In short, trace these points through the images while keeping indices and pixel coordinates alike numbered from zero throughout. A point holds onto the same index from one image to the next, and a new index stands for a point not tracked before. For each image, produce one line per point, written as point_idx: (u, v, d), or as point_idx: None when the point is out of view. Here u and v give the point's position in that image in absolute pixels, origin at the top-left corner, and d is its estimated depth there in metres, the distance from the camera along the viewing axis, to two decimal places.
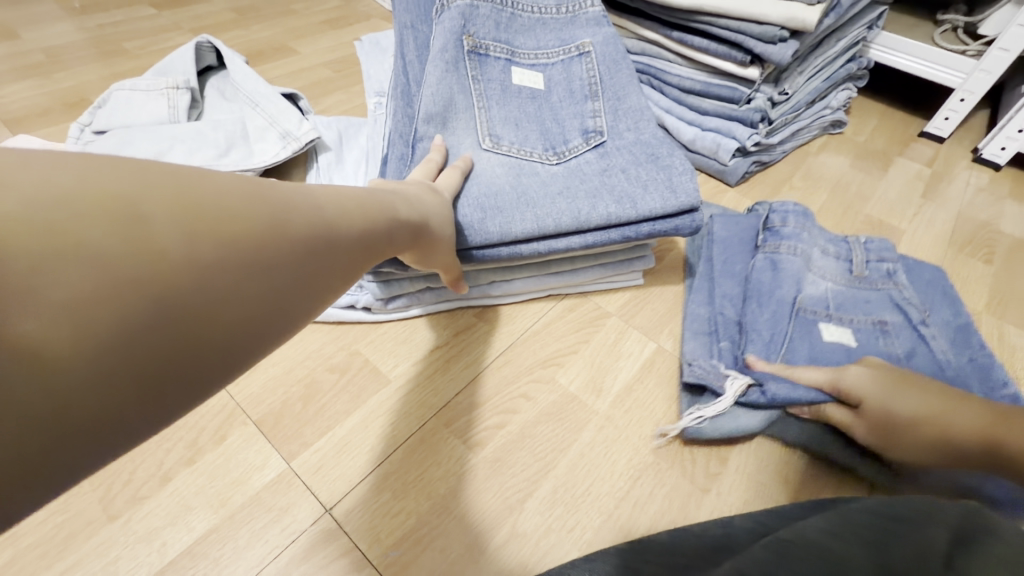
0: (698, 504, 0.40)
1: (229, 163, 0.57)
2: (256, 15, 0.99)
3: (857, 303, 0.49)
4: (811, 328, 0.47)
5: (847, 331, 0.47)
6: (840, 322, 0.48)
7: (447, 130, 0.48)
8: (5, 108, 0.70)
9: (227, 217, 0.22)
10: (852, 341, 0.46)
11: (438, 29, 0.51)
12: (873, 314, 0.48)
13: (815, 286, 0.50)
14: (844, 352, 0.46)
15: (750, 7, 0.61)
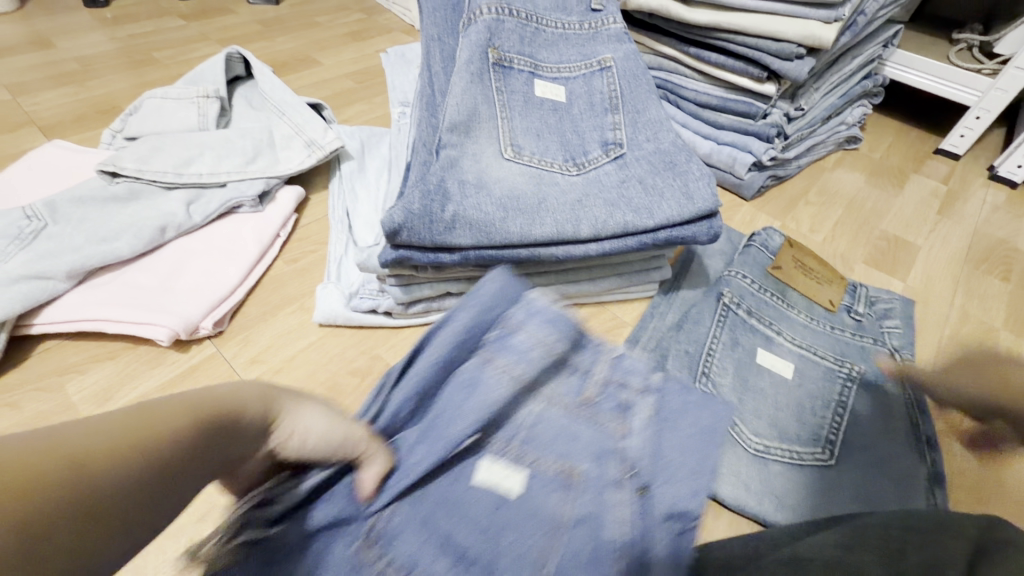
0: (716, 514, 0.41)
1: (256, 170, 0.59)
2: (281, 27, 1.02)
3: (558, 438, 0.41)
4: (465, 468, 0.38)
5: (523, 476, 0.38)
6: (518, 461, 0.39)
7: (469, 138, 0.48)
8: (39, 114, 0.72)
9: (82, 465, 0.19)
10: (514, 495, 0.38)
11: (465, 42, 0.53)
12: (568, 459, 0.40)
13: (519, 412, 0.41)
14: (496, 505, 0.37)
15: (768, 24, 0.61)
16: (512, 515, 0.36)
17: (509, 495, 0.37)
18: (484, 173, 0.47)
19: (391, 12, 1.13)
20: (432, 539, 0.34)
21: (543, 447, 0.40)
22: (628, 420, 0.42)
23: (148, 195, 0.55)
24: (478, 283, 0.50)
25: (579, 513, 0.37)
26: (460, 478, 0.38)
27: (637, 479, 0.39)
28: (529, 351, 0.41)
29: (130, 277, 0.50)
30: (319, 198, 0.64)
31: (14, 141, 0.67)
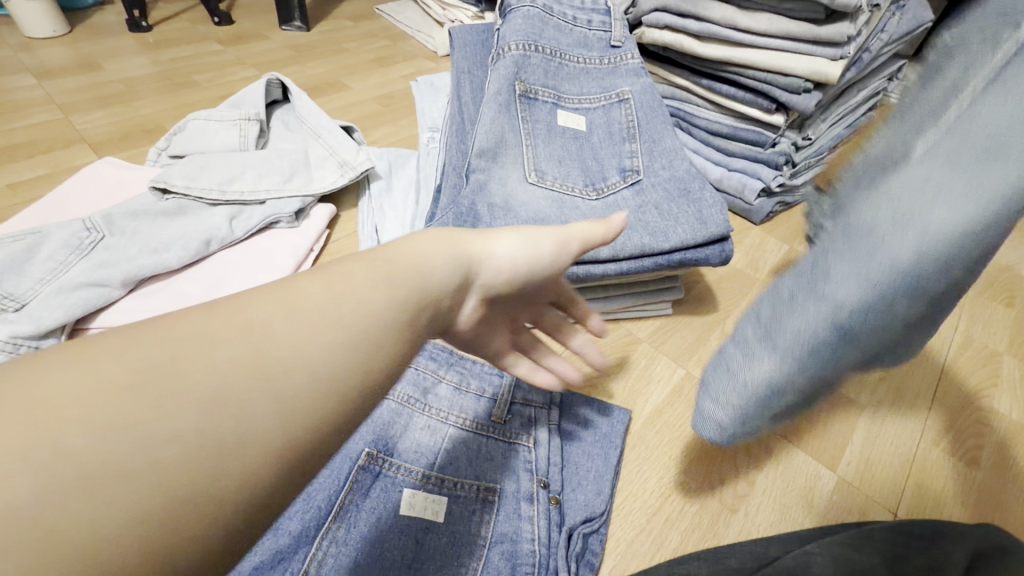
0: (726, 523, 0.43)
1: (293, 188, 0.63)
2: (312, 53, 1.08)
3: (473, 461, 0.42)
4: (389, 496, 0.39)
5: (444, 500, 0.39)
6: (439, 488, 0.40)
7: (496, 163, 0.52)
8: (88, 132, 0.77)
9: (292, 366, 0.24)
10: (441, 518, 0.39)
11: (494, 75, 0.57)
12: (485, 479, 0.41)
13: (415, 434, 0.42)
14: (424, 530, 0.38)
15: (776, 60, 0.65)
16: (439, 538, 0.38)
17: (437, 518, 0.39)
18: (511, 198, 0.50)
19: (415, 40, 1.18)
20: (414, 536, 0.37)
21: (475, 462, 0.42)
22: (535, 433, 0.44)
23: (194, 210, 0.59)
24: None
25: (496, 532, 0.39)
26: (388, 504, 0.38)
27: (548, 489, 0.41)
28: (412, 378, 0.45)
29: (177, 287, 0.53)
30: (348, 214, 0.68)
31: (65, 157, 0.72)
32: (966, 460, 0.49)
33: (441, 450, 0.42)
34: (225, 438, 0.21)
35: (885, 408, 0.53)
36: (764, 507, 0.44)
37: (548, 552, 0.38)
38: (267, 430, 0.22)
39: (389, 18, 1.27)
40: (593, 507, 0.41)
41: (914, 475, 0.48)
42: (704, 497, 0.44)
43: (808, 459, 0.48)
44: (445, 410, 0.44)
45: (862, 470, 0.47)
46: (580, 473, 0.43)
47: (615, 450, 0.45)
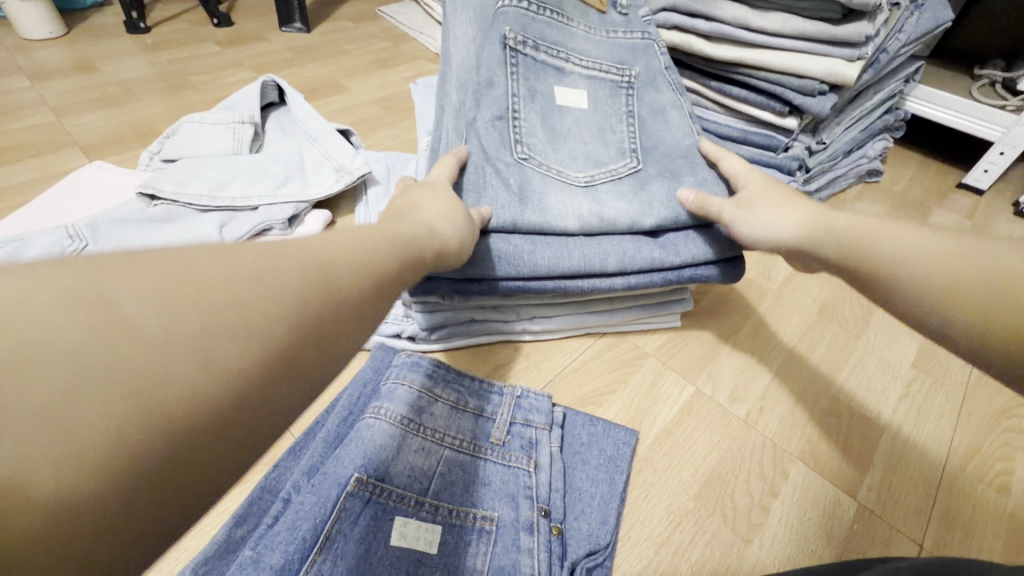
0: (740, 555, 0.40)
1: (286, 195, 0.61)
2: (311, 54, 1.06)
3: (469, 486, 0.40)
4: (379, 526, 0.36)
5: (438, 529, 0.37)
6: (432, 516, 0.37)
7: (494, 131, 0.47)
8: (80, 135, 0.75)
9: (270, 311, 0.22)
10: (435, 549, 0.36)
11: (493, 34, 0.52)
12: (482, 507, 0.39)
13: (409, 456, 0.40)
14: (417, 563, 0.36)
15: (788, 62, 0.62)
16: (431, 572, 0.35)
17: (430, 549, 0.36)
18: (503, 181, 0.45)
19: (416, 41, 1.17)
20: (405, 570, 0.35)
21: (472, 488, 0.40)
22: (536, 455, 0.42)
23: (184, 216, 0.56)
24: (502, 312, 0.51)
25: (493, 565, 0.36)
26: (378, 535, 0.36)
27: (550, 518, 0.39)
28: (405, 396, 0.42)
29: None
30: (344, 221, 0.65)
31: (56, 160, 0.70)
32: (996, 486, 0.46)
33: (436, 474, 0.40)
34: (160, 390, 0.18)
35: (907, 428, 0.50)
36: (781, 535, 0.41)
37: None
38: (195, 396, 0.19)
39: (390, 19, 1.25)
40: (596, 536, 0.39)
41: (940, 503, 0.45)
42: (718, 526, 0.41)
43: (827, 484, 0.45)
44: (441, 431, 0.42)
45: (884, 498, 0.44)
46: (583, 500, 0.41)
47: (621, 478, 0.42)
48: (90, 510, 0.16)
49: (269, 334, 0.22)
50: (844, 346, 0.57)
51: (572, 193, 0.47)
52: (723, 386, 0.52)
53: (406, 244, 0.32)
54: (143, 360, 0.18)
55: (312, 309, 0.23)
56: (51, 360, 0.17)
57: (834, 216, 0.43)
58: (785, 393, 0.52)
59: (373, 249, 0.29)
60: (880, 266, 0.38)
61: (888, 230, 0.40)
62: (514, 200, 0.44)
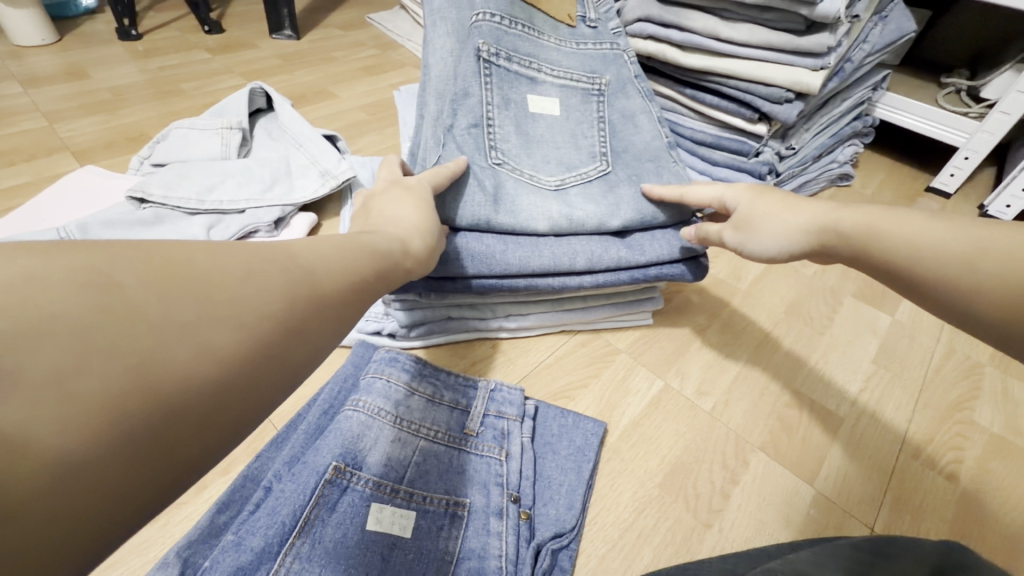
0: (701, 538, 0.42)
1: (273, 198, 0.63)
2: (300, 61, 1.08)
3: (443, 475, 0.42)
4: (356, 512, 0.38)
5: (412, 515, 0.39)
6: (407, 503, 0.39)
7: (467, 136, 0.49)
8: (72, 140, 0.77)
9: (255, 305, 0.24)
10: (409, 533, 0.38)
11: (467, 47, 0.54)
12: (455, 494, 0.41)
13: (384, 446, 0.41)
14: (391, 547, 0.37)
15: (756, 71, 0.65)
16: (405, 554, 0.37)
17: (404, 533, 0.38)
18: (479, 186, 0.47)
19: (404, 48, 1.19)
20: (380, 553, 0.37)
21: (446, 476, 0.42)
22: (507, 445, 0.44)
23: (172, 219, 0.58)
24: (479, 309, 0.53)
25: (465, 548, 0.38)
26: (355, 520, 0.38)
27: (519, 504, 0.41)
28: (382, 389, 0.44)
29: None
30: (330, 224, 0.68)
31: (48, 165, 0.72)
32: (946, 474, 0.49)
33: (411, 463, 0.42)
34: (151, 367, 0.20)
35: (864, 419, 0.52)
36: (741, 519, 0.43)
37: (515, 569, 0.37)
38: (183, 376, 0.20)
39: (379, 27, 1.28)
40: (563, 520, 0.41)
41: (893, 489, 0.47)
42: (680, 511, 0.43)
43: (786, 472, 0.47)
44: (417, 423, 0.44)
45: (840, 485, 0.47)
46: (551, 487, 0.43)
47: (589, 466, 0.44)
48: (81, 474, 0.18)
49: (254, 328, 0.23)
50: (808, 342, 0.60)
51: (542, 196, 0.49)
52: (691, 380, 0.54)
53: (382, 249, 0.33)
54: (139, 339, 0.20)
55: (297, 307, 0.25)
56: (57, 331, 0.18)
57: (846, 211, 0.39)
58: (750, 387, 0.54)
59: (350, 254, 0.31)
60: (913, 271, 0.33)
61: (902, 221, 0.35)
62: (488, 202, 0.47)
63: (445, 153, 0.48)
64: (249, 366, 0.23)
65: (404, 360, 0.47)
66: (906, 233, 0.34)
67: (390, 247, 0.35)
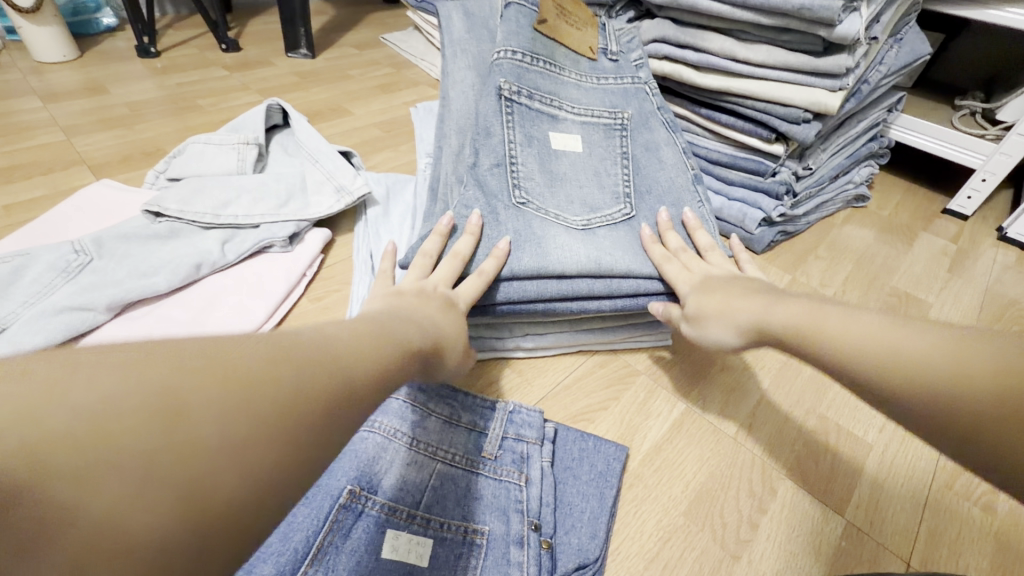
0: (729, 570, 0.40)
1: (288, 214, 0.63)
2: (315, 79, 1.09)
3: (460, 501, 0.40)
4: (370, 539, 0.37)
5: (429, 542, 0.37)
6: (424, 529, 0.38)
7: (485, 182, 0.48)
8: (89, 154, 0.78)
9: (242, 396, 0.22)
10: (425, 562, 0.36)
11: (489, 85, 0.54)
12: (473, 521, 0.39)
13: (400, 468, 0.40)
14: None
15: (773, 92, 0.65)
16: None
17: (420, 562, 0.36)
18: (504, 231, 0.46)
19: (418, 68, 1.21)
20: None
21: (463, 502, 0.40)
22: (527, 470, 0.43)
23: (187, 233, 0.58)
24: (498, 329, 0.52)
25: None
26: (370, 548, 0.36)
27: (540, 532, 0.39)
28: (397, 408, 0.43)
29: (165, 310, 0.52)
30: (344, 240, 0.67)
31: (64, 178, 0.72)
32: (982, 505, 0.47)
33: (428, 487, 0.40)
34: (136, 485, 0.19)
35: (894, 447, 0.51)
36: (768, 552, 0.41)
37: None
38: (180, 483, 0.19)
39: (394, 46, 1.30)
40: (585, 556, 0.39)
41: (927, 520, 0.45)
42: (708, 541, 0.41)
43: (816, 502, 0.45)
44: (434, 446, 0.42)
45: (871, 515, 0.45)
46: (570, 519, 0.41)
47: (612, 493, 0.43)
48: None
49: (248, 422, 0.21)
50: None
51: (570, 234, 0.48)
52: (714, 404, 0.52)
53: (418, 343, 0.33)
54: (121, 450, 0.19)
55: (293, 400, 0.23)
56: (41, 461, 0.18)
57: (779, 307, 0.39)
58: (775, 412, 0.52)
59: (373, 351, 0.29)
60: (856, 371, 0.33)
61: (834, 324, 0.36)
62: (515, 242, 0.46)
63: (468, 194, 0.47)
64: (253, 467, 0.21)
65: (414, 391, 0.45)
66: (842, 323, 0.35)
67: (420, 350, 0.33)
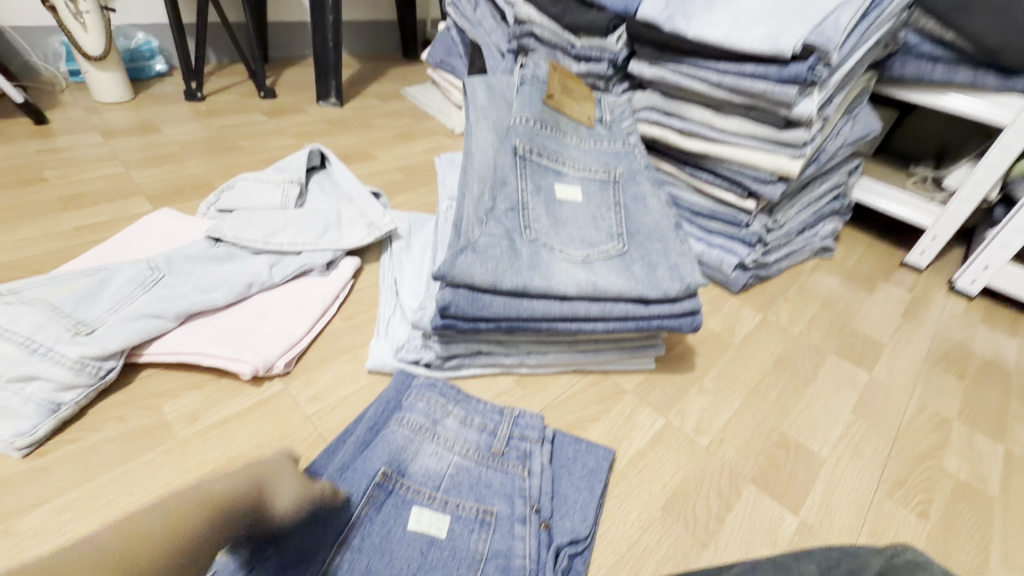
0: (698, 555, 0.47)
1: (325, 244, 0.72)
2: (343, 126, 1.22)
3: (473, 486, 0.47)
4: (398, 513, 0.44)
5: (447, 518, 0.45)
6: (442, 508, 0.45)
7: (502, 221, 0.58)
8: (146, 186, 0.88)
9: (152, 529, 0.29)
10: (443, 534, 0.44)
11: (506, 145, 0.65)
12: (484, 502, 0.46)
13: (423, 458, 0.48)
14: (428, 545, 0.43)
15: (744, 157, 0.77)
16: (441, 552, 0.42)
17: (440, 534, 0.44)
18: (518, 260, 0.55)
19: (435, 119, 1.35)
20: (419, 549, 0.42)
21: (475, 488, 0.47)
22: (529, 464, 0.50)
23: (240, 257, 0.67)
24: (506, 346, 0.61)
25: (492, 549, 0.43)
26: (397, 520, 0.44)
27: (540, 514, 0.46)
28: (418, 407, 0.52)
29: (221, 321, 0.60)
30: (371, 268, 0.77)
31: (126, 206, 0.82)
32: (917, 512, 0.54)
33: (446, 475, 0.48)
34: None
35: (844, 461, 0.59)
36: (731, 543, 0.49)
37: (536, 568, 0.43)
38: None
39: (413, 99, 1.44)
40: (575, 534, 0.46)
41: (869, 522, 0.53)
42: (680, 531, 0.49)
43: (775, 504, 0.53)
44: (451, 440, 0.50)
45: (820, 516, 0.53)
46: (563, 506, 0.48)
47: (601, 483, 0.51)
48: None
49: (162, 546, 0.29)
50: (794, 393, 0.67)
51: (572, 266, 0.57)
52: (690, 420, 0.61)
53: (234, 493, 0.34)
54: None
55: (195, 521, 0.31)
56: None
57: None
58: (743, 428, 0.61)
59: (168, 522, 0.30)
60: None
61: None
62: (527, 270, 0.55)
63: (488, 230, 0.57)
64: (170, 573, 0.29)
65: (432, 396, 0.53)
66: None
67: (240, 496, 0.34)
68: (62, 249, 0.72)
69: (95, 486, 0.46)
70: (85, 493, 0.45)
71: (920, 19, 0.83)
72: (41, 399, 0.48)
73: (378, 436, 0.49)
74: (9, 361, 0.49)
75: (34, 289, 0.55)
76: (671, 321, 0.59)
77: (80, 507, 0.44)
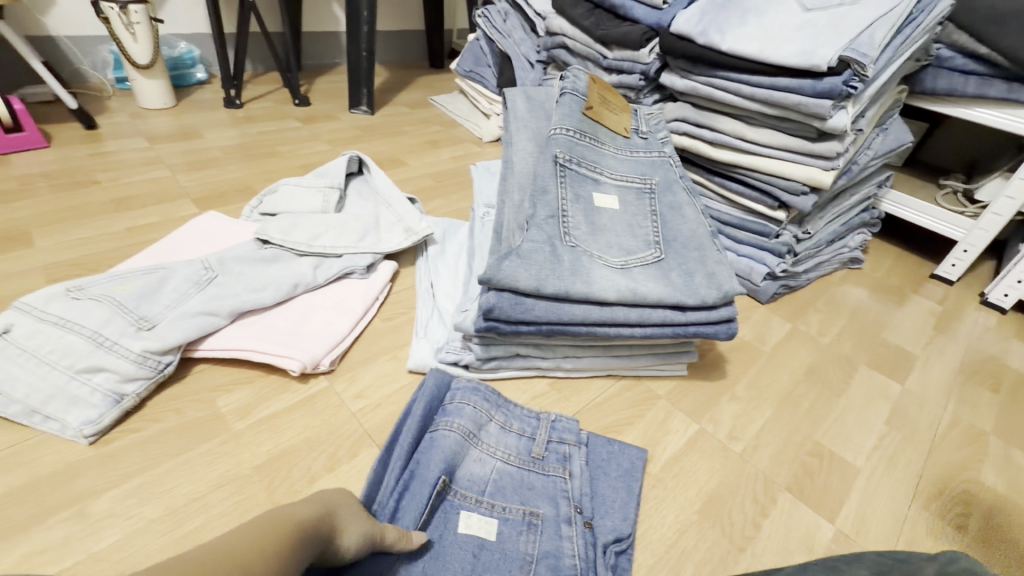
0: (736, 559, 0.48)
1: (365, 247, 0.74)
2: (374, 133, 1.25)
3: (517, 489, 0.49)
4: (449, 517, 0.45)
5: (495, 521, 0.46)
6: (490, 511, 0.47)
7: (542, 227, 0.60)
8: (191, 189, 0.92)
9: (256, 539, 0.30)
10: (493, 536, 0.45)
11: (546, 154, 0.67)
12: (529, 505, 0.48)
13: (468, 464, 0.50)
14: (479, 548, 0.44)
15: (776, 168, 0.78)
16: (492, 554, 0.44)
17: (490, 536, 0.45)
18: (559, 266, 0.57)
19: (463, 126, 1.37)
20: (472, 552, 0.44)
21: (520, 491, 0.49)
22: (569, 466, 0.52)
23: (286, 259, 0.70)
24: (543, 349, 0.62)
25: (542, 549, 0.45)
26: (448, 525, 0.45)
27: (583, 514, 0.48)
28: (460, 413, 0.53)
29: (269, 320, 0.63)
30: (407, 272, 0.79)
31: (172, 208, 0.85)
32: (954, 524, 0.54)
33: (490, 479, 0.49)
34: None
35: (879, 472, 0.59)
36: (770, 549, 0.49)
37: (586, 566, 0.44)
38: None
39: (441, 107, 1.47)
40: (618, 533, 0.47)
41: (906, 533, 0.53)
42: (718, 535, 0.50)
43: (811, 512, 0.53)
44: (494, 446, 0.52)
45: (857, 525, 0.53)
46: (604, 508, 0.50)
47: (637, 484, 0.52)
48: None
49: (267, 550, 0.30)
50: (827, 403, 0.67)
51: (611, 272, 0.58)
52: (723, 427, 0.61)
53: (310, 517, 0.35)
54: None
55: (287, 534, 0.32)
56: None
57: None
58: (776, 436, 0.61)
59: (271, 537, 0.31)
60: None
61: None
62: (567, 275, 0.56)
63: (529, 236, 0.59)
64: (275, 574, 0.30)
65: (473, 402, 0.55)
66: None
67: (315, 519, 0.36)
68: (115, 248, 0.75)
69: (158, 473, 0.48)
70: (148, 480, 0.47)
71: (951, 34, 0.84)
72: (108, 390, 0.51)
73: (428, 440, 0.50)
74: (78, 353, 0.52)
75: (99, 285, 0.58)
76: (706, 328, 0.60)
77: (143, 493, 0.46)
